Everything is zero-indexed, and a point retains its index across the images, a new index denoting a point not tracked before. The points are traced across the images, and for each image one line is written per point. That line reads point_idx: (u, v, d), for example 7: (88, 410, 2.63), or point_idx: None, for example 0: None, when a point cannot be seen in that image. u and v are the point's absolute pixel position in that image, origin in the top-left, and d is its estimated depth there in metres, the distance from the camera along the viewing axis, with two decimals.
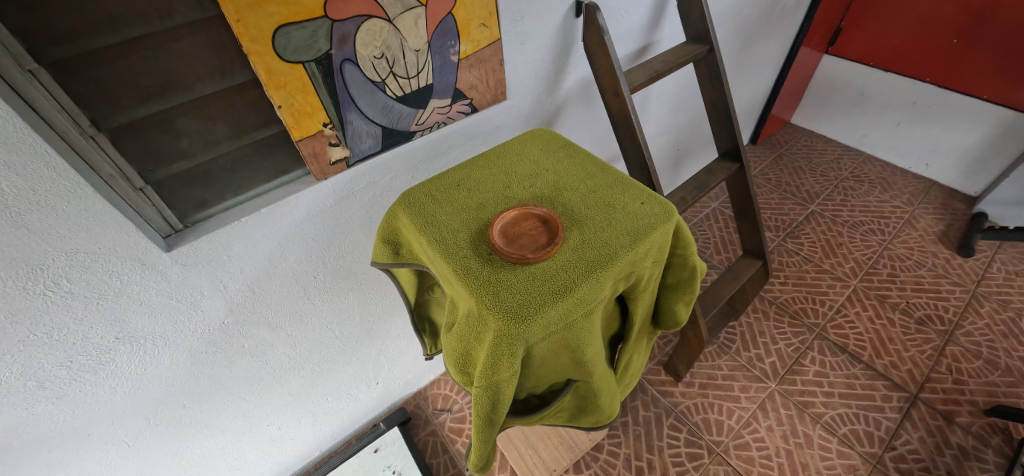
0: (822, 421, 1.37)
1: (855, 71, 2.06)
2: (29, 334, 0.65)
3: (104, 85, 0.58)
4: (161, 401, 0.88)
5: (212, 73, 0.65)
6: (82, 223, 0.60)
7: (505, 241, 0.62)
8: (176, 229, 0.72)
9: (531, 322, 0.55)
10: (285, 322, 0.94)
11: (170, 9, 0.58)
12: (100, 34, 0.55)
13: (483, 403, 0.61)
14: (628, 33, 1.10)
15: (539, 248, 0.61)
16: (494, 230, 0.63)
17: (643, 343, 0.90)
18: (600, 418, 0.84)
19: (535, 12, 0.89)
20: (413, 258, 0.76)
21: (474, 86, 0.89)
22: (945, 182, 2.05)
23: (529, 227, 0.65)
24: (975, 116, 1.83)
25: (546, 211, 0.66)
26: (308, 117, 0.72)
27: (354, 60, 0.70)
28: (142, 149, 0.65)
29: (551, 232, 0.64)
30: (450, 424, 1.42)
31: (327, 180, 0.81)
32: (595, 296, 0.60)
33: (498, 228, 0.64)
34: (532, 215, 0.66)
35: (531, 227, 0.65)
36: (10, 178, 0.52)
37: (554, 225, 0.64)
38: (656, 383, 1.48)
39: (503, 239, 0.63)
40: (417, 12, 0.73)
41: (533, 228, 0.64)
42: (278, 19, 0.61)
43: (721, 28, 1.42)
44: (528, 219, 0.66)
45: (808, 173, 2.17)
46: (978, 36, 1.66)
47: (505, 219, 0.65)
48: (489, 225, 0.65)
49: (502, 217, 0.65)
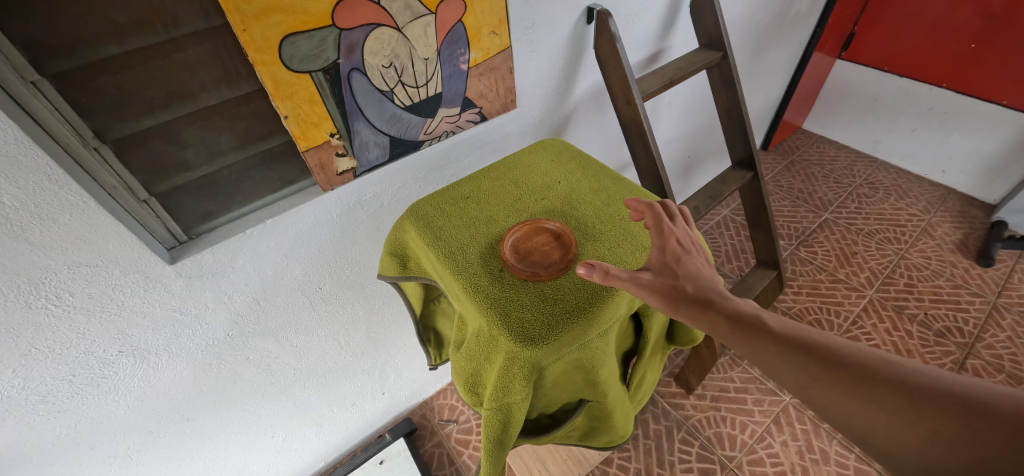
0: (838, 436, 1.32)
1: (869, 77, 2.03)
2: (30, 348, 0.64)
3: (107, 96, 0.57)
4: (163, 414, 0.86)
5: (217, 83, 0.64)
6: (84, 236, 0.59)
7: (517, 258, 0.61)
8: (181, 241, 0.71)
9: (545, 344, 0.53)
10: (290, 334, 0.93)
11: (175, 19, 0.57)
12: (104, 45, 0.54)
13: (493, 426, 0.59)
14: (640, 39, 1.08)
15: (551, 265, 0.60)
16: (505, 246, 0.62)
17: (656, 359, 0.87)
18: (613, 439, 0.81)
19: (545, 19, 0.87)
20: (421, 271, 0.74)
21: (483, 94, 0.87)
22: (963, 190, 2.00)
23: (542, 242, 0.63)
24: (993, 122, 1.78)
25: (559, 226, 0.64)
26: (314, 128, 0.71)
27: (362, 69, 0.69)
28: (146, 161, 0.64)
29: (565, 249, 0.62)
30: (456, 435, 1.39)
31: (333, 190, 0.79)
32: (612, 315, 0.58)
33: (509, 246, 0.62)
34: (544, 229, 0.64)
35: (542, 244, 0.62)
36: (13, 192, 0.51)
37: (567, 240, 0.63)
38: (667, 396, 1.45)
39: (515, 258, 0.60)
40: (426, 20, 0.71)
41: (546, 244, 0.62)
42: (285, 28, 0.60)
43: (734, 33, 1.40)
44: (540, 233, 0.64)
45: (820, 180, 2.13)
46: (997, 41, 1.62)
47: (516, 234, 0.63)
48: (500, 241, 0.63)
49: (513, 232, 0.63)
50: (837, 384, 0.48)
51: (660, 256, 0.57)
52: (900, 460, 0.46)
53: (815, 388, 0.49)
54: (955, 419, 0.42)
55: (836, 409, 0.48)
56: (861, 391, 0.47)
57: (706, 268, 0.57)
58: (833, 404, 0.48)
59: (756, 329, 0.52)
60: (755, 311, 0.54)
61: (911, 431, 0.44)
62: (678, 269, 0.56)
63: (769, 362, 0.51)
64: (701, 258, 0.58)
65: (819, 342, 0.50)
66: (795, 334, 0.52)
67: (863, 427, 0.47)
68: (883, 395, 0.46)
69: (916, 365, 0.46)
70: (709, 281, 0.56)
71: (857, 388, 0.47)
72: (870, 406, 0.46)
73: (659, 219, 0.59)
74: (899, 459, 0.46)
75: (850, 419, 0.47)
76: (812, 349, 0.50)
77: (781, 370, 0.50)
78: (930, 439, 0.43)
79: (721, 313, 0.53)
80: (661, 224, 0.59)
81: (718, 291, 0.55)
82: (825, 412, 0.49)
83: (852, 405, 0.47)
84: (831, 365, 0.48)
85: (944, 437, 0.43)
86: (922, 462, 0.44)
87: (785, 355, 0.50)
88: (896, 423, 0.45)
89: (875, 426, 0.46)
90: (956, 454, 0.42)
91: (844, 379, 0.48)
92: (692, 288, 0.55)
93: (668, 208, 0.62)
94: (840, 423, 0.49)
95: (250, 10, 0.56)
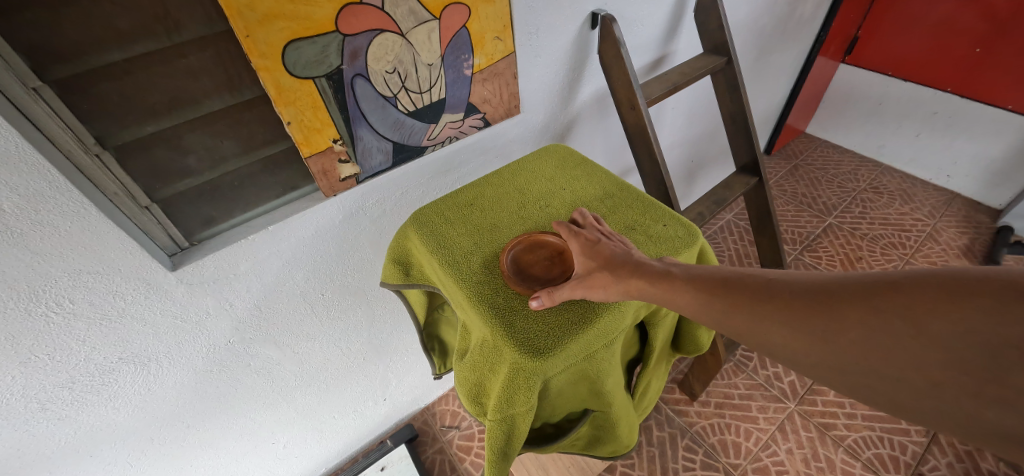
0: (845, 444, 1.31)
1: (873, 81, 2.02)
2: (29, 355, 0.63)
3: (110, 102, 0.57)
4: (163, 421, 0.86)
5: (220, 89, 0.63)
6: (84, 242, 0.58)
7: (515, 270, 0.60)
8: (182, 247, 0.71)
9: (549, 355, 0.52)
10: (291, 340, 0.92)
11: (178, 25, 0.57)
12: (106, 51, 0.54)
13: (497, 437, 0.58)
14: (644, 44, 1.08)
15: (547, 281, 0.59)
16: (505, 258, 0.61)
17: (661, 367, 0.86)
18: (617, 448, 0.80)
19: (550, 25, 0.86)
20: (425, 279, 0.73)
21: (487, 100, 0.86)
22: (968, 194, 1.99)
23: (542, 256, 0.62)
24: (999, 126, 1.77)
25: (560, 240, 0.63)
26: (317, 134, 0.70)
27: (365, 75, 0.69)
28: (148, 167, 0.64)
29: (567, 264, 0.61)
30: (458, 441, 1.38)
31: (336, 197, 0.79)
32: (616, 326, 0.57)
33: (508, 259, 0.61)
34: (546, 243, 0.64)
35: (545, 257, 0.62)
36: (12, 198, 0.50)
37: (567, 256, 0.62)
38: (670, 402, 1.44)
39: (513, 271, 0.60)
40: (430, 26, 0.71)
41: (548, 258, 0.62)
42: (288, 34, 0.59)
43: (738, 38, 1.39)
44: (541, 247, 0.63)
45: (824, 184, 2.12)
46: (1002, 45, 1.61)
47: (518, 246, 0.63)
48: (501, 253, 0.62)
49: (515, 244, 0.62)
50: (739, 312, 0.49)
51: (582, 258, 0.58)
52: (814, 371, 0.46)
53: (720, 317, 0.51)
54: (834, 313, 0.43)
55: (747, 336, 0.49)
56: (758, 311, 0.48)
57: (618, 247, 0.59)
58: (742, 331, 0.49)
59: (662, 279, 0.53)
60: (662, 263, 0.56)
61: (806, 336, 0.45)
62: (597, 259, 0.57)
63: (678, 305, 0.53)
64: (614, 243, 0.60)
65: (722, 277, 0.53)
66: (698, 274, 0.54)
67: (772, 347, 0.48)
68: (776, 311, 0.47)
69: (798, 276, 0.48)
70: (624, 256, 0.57)
71: (755, 310, 0.48)
72: (769, 325, 0.47)
73: (569, 227, 0.61)
74: (809, 366, 0.46)
75: (760, 341, 0.48)
76: (710, 283, 0.52)
77: (693, 310, 0.52)
78: (823, 340, 0.44)
79: (637, 276, 0.54)
80: (572, 230, 0.61)
81: (631, 261, 0.56)
82: (739, 337, 0.50)
83: (752, 325, 0.48)
84: (731, 296, 0.50)
85: (832, 334, 0.43)
86: (828, 366, 0.44)
87: (692, 295, 0.52)
88: (792, 333, 0.46)
89: (779, 343, 0.47)
90: (849, 348, 0.42)
91: (744, 306, 0.49)
92: (612, 269, 0.55)
93: (580, 217, 0.65)
94: (754, 347, 0.50)
95: (253, 16, 0.56)
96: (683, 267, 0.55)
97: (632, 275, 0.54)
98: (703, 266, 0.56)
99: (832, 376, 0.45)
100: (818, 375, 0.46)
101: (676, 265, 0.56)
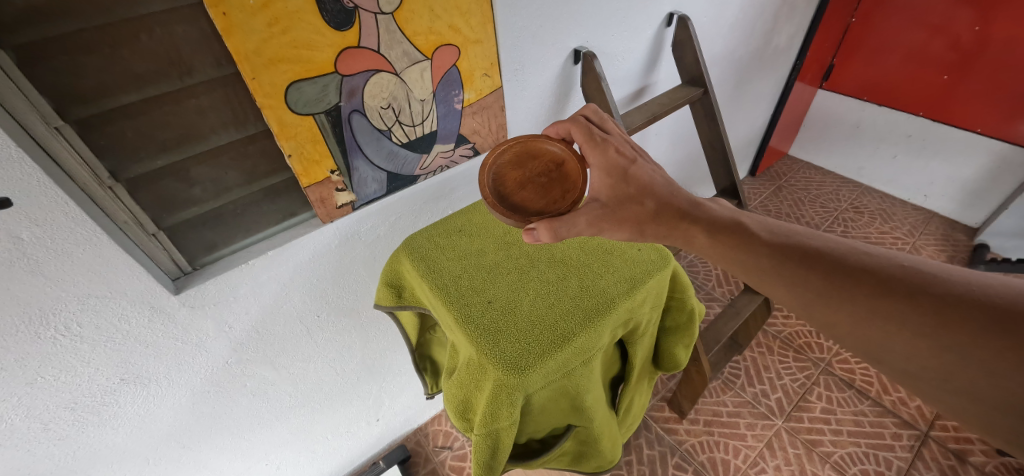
0: (831, 460, 1.33)
1: (850, 106, 2.11)
2: (36, 377, 0.66)
3: (124, 139, 0.62)
4: (161, 442, 0.87)
5: (226, 125, 0.69)
6: (95, 268, 0.62)
7: (508, 184, 0.67)
8: (185, 271, 0.74)
9: (529, 371, 0.56)
10: (286, 361, 0.94)
11: (191, 69, 0.62)
12: (122, 93, 0.59)
13: (483, 450, 0.60)
14: (626, 77, 1.15)
15: (538, 199, 0.65)
16: (493, 167, 0.67)
17: (644, 384, 0.89)
18: (601, 463, 0.82)
19: (536, 62, 0.93)
20: (415, 301, 0.77)
21: (477, 131, 0.92)
22: (945, 213, 2.07)
23: (537, 169, 0.67)
24: (970, 149, 1.85)
25: (558, 149, 0.68)
26: (316, 165, 0.75)
27: (361, 111, 0.74)
28: (156, 197, 0.68)
29: (567, 181, 0.66)
30: (450, 462, 1.39)
31: (333, 222, 0.83)
32: (594, 344, 0.62)
33: (490, 175, 0.67)
34: (543, 152, 0.68)
35: (539, 172, 0.67)
36: (30, 228, 0.54)
37: (560, 167, 0.67)
38: (660, 420, 1.46)
39: (494, 191, 0.66)
40: (422, 65, 0.77)
41: (543, 171, 0.67)
42: (292, 75, 0.65)
43: (717, 68, 1.47)
44: (537, 158, 0.68)
45: (807, 204, 2.20)
46: (969, 72, 1.70)
47: (509, 157, 0.68)
48: (492, 162, 0.67)
49: (504, 153, 0.68)
50: (848, 301, 0.50)
51: (612, 183, 0.63)
52: (930, 383, 0.46)
53: (819, 307, 0.52)
54: (1002, 340, 0.41)
55: (843, 328, 0.51)
56: (878, 307, 0.48)
57: (653, 173, 0.64)
58: (840, 323, 0.50)
59: (733, 237, 0.58)
60: (733, 217, 0.60)
61: (936, 349, 0.45)
62: (630, 187, 0.62)
63: (766, 280, 0.55)
64: (646, 165, 0.65)
65: (824, 251, 0.53)
66: (793, 245, 0.55)
67: (875, 346, 0.49)
68: (908, 313, 0.46)
69: (952, 279, 0.46)
70: (665, 188, 0.63)
71: (873, 305, 0.48)
72: (894, 328, 0.47)
73: (592, 135, 0.66)
74: (924, 377, 0.47)
75: (862, 337, 0.50)
76: (823, 267, 0.52)
77: (786, 288, 0.54)
78: (964, 361, 0.43)
79: (693, 224, 0.60)
80: (595, 140, 0.65)
81: (670, 192, 0.63)
82: (833, 330, 0.52)
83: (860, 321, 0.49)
84: (844, 284, 0.50)
85: (984, 359, 0.42)
86: (946, 383, 0.45)
87: (791, 275, 0.53)
88: (918, 340, 0.46)
89: (893, 344, 0.48)
90: (998, 378, 0.42)
91: (859, 298, 0.49)
92: (654, 201, 0.61)
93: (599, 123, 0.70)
94: (845, 339, 0.51)
95: (259, 61, 0.61)
96: (768, 230, 0.58)
97: (689, 224, 0.60)
98: (788, 230, 0.58)
99: (942, 392, 0.46)
100: (924, 384, 0.47)
101: (747, 218, 0.60)
